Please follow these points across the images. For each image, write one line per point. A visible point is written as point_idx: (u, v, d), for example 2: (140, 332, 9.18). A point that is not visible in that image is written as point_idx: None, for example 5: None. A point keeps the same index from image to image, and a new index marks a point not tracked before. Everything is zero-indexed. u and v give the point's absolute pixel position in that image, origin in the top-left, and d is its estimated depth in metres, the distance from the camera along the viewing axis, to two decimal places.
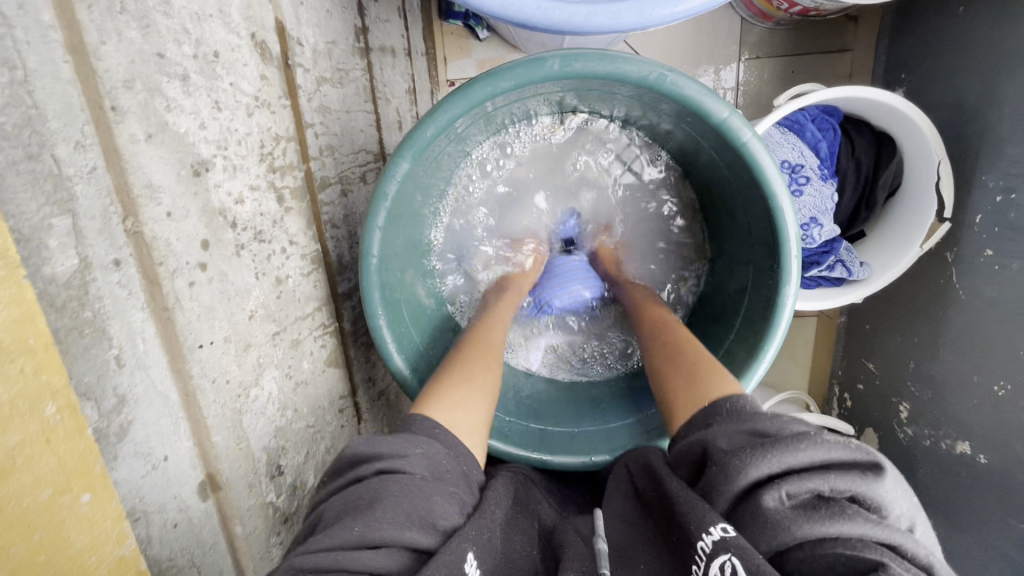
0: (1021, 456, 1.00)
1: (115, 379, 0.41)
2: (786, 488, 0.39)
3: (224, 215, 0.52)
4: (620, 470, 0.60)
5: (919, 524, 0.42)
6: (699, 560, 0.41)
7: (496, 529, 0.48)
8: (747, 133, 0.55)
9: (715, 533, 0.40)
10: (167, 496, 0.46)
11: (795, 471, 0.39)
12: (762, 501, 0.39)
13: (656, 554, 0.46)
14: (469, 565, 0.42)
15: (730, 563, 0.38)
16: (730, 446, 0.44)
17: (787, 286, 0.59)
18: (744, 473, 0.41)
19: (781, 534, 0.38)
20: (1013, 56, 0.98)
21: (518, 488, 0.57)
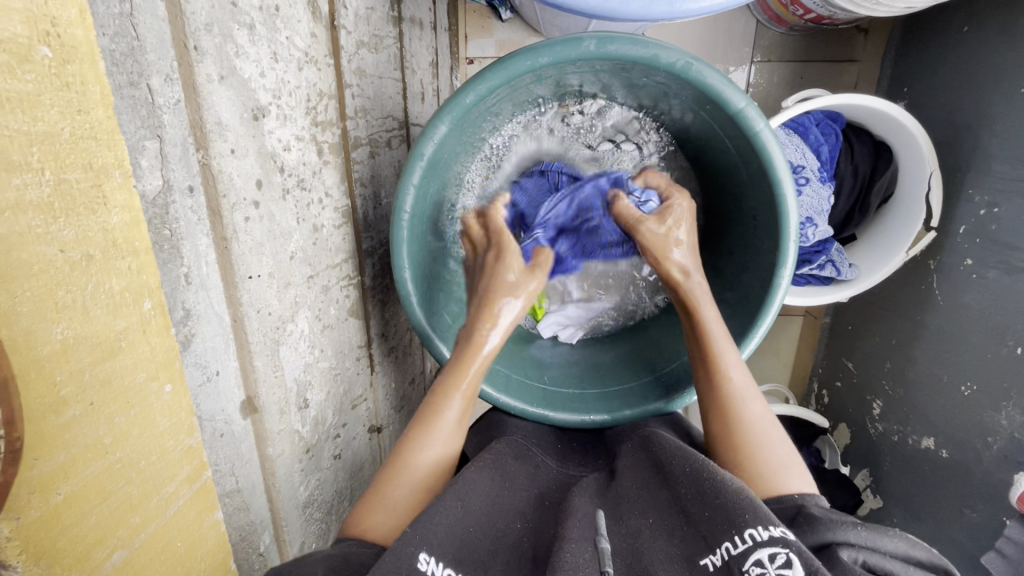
0: (979, 451, 1.08)
1: (184, 294, 0.46)
2: (863, 558, 0.48)
3: (274, 159, 0.56)
4: (637, 446, 0.67)
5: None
6: (740, 540, 0.47)
7: (460, 520, 0.54)
8: (760, 124, 0.60)
9: (773, 531, 0.47)
10: (217, 408, 0.51)
11: (875, 551, 0.49)
12: (839, 554, 0.48)
13: (680, 521, 0.53)
14: (422, 562, 0.48)
15: (786, 556, 0.44)
16: (822, 514, 0.52)
17: (784, 267, 0.64)
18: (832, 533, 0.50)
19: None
20: (1008, 79, 1.04)
21: (503, 464, 0.63)
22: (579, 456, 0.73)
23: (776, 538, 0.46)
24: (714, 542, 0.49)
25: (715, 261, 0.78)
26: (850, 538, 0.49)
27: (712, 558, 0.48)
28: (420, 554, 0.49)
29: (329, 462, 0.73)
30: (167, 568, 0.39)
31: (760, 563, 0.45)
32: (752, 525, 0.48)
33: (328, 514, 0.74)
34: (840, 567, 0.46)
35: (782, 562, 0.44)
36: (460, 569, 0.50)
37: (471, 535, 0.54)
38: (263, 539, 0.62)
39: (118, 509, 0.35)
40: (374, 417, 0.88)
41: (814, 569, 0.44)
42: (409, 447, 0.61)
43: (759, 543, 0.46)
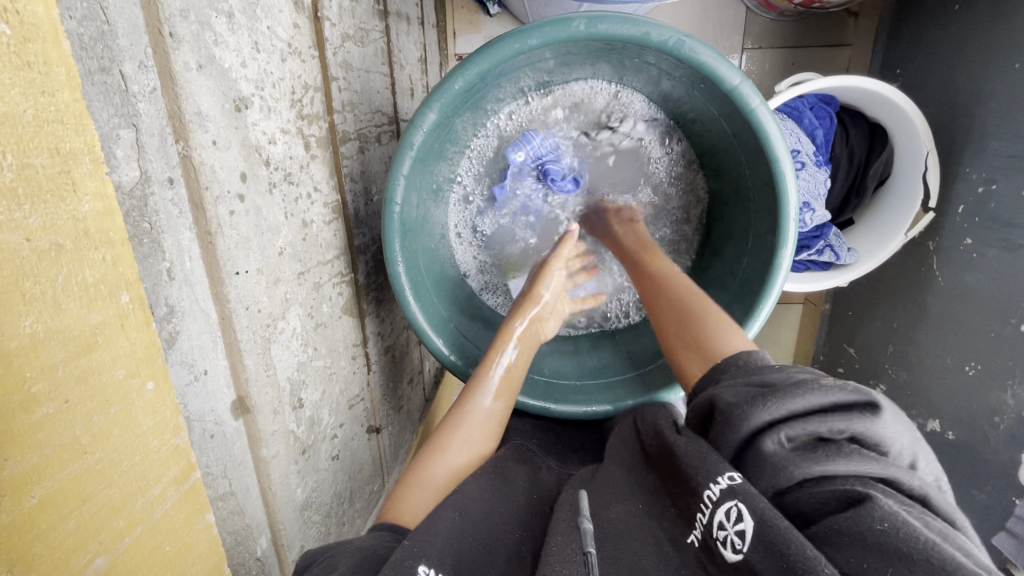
0: (987, 432, 1.06)
1: (167, 289, 0.44)
2: (785, 433, 0.42)
3: (259, 152, 0.54)
4: (627, 430, 0.65)
5: (852, 420, 0.41)
6: (705, 506, 0.45)
7: (460, 528, 0.51)
8: (755, 100, 0.58)
9: (723, 482, 0.44)
10: (206, 408, 0.49)
11: (791, 417, 0.43)
12: (763, 443, 0.43)
13: (664, 502, 0.51)
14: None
15: (738, 509, 0.42)
16: (732, 399, 0.48)
17: (785, 248, 0.63)
18: (750, 419, 0.45)
19: (782, 473, 0.42)
20: (1002, 55, 1.03)
21: (502, 469, 0.60)
22: (580, 451, 0.71)
23: (727, 490, 0.43)
24: (691, 517, 0.46)
25: (714, 245, 0.76)
26: (762, 416, 0.44)
27: (694, 535, 0.46)
28: (420, 566, 0.46)
29: (327, 463, 0.71)
30: (157, 574, 0.38)
31: (722, 524, 0.42)
32: (708, 485, 0.45)
33: (328, 517, 0.72)
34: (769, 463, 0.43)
35: (735, 517, 0.41)
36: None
37: (469, 546, 0.50)
38: (261, 543, 0.59)
39: (99, 513, 0.33)
40: (372, 417, 0.87)
41: (765, 514, 0.40)
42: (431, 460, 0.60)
43: (716, 503, 0.43)
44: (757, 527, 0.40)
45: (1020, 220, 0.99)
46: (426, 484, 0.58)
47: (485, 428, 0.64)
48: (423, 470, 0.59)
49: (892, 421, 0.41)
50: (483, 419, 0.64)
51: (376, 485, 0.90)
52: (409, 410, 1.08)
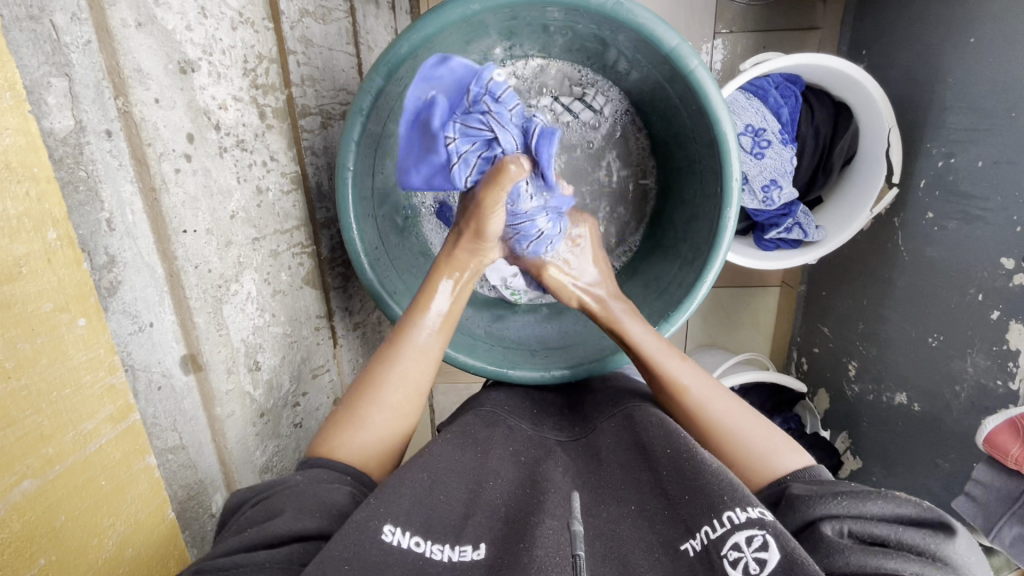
0: (948, 401, 1.08)
1: (106, 240, 0.46)
2: (845, 525, 0.47)
3: (208, 116, 0.55)
4: (621, 423, 0.63)
5: (918, 533, 0.45)
6: (719, 523, 0.46)
7: (427, 492, 0.52)
8: (694, 62, 0.60)
9: (751, 512, 0.45)
10: (151, 359, 0.51)
11: (862, 517, 0.47)
12: (821, 530, 0.47)
13: (660, 505, 0.51)
14: (388, 534, 0.46)
15: (763, 538, 0.43)
16: (803, 492, 0.51)
17: (729, 209, 0.64)
18: (813, 509, 0.49)
19: (838, 556, 0.45)
20: (958, 30, 1.05)
21: (473, 436, 0.60)
22: (551, 414, 0.71)
23: (753, 520, 0.45)
24: (693, 526, 0.47)
25: (669, 214, 0.78)
26: (831, 510, 0.48)
27: (691, 543, 0.46)
28: (386, 526, 0.47)
29: (288, 430, 0.72)
30: (87, 506, 0.39)
31: (738, 547, 0.44)
32: (731, 508, 0.46)
33: None
34: (824, 543, 0.46)
35: (759, 544, 0.43)
36: (429, 537, 0.48)
37: (443, 503, 0.51)
38: (215, 501, 0.60)
39: (26, 437, 0.35)
40: (340, 390, 0.88)
41: (793, 551, 0.42)
42: (365, 398, 0.59)
43: (737, 526, 0.45)
44: (783, 560, 0.42)
45: (976, 191, 1.01)
46: (356, 423, 0.58)
47: (417, 360, 0.62)
48: (358, 406, 0.59)
49: (964, 544, 0.45)
50: (415, 352, 0.62)
51: None
52: None
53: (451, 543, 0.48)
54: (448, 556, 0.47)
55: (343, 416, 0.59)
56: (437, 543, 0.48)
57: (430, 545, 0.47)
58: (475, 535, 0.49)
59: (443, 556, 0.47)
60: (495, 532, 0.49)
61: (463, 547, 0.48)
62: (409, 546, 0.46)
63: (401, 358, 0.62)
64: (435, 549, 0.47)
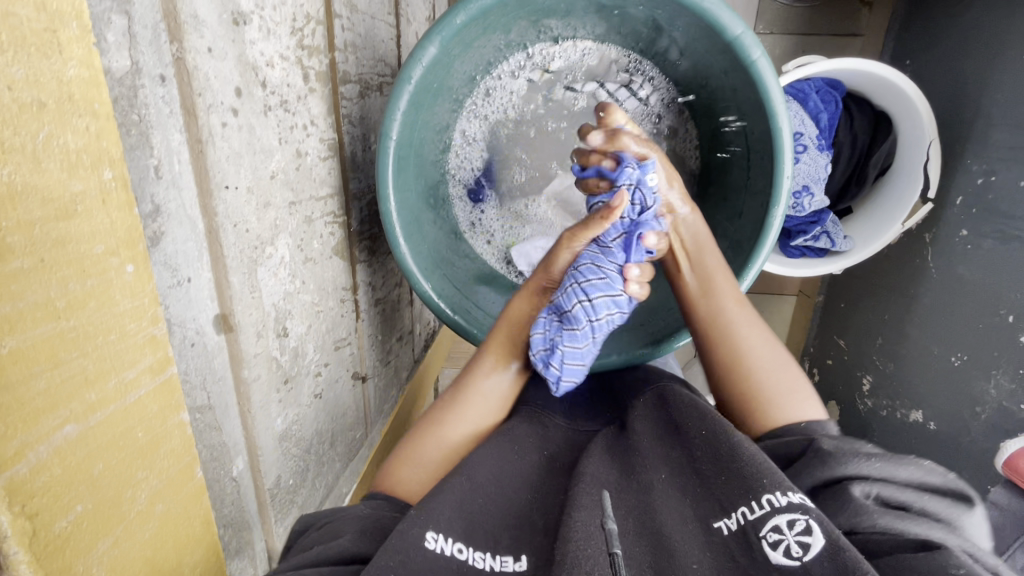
0: (967, 421, 1.07)
1: (153, 187, 0.43)
2: (875, 490, 0.46)
3: (256, 72, 0.54)
4: (652, 403, 0.63)
5: (944, 504, 0.46)
6: (757, 506, 0.45)
7: (470, 492, 0.52)
8: (756, 52, 0.58)
9: (791, 495, 0.44)
10: (188, 314, 0.48)
11: (889, 482, 0.47)
12: (849, 490, 0.46)
13: (695, 486, 0.51)
14: (429, 541, 0.46)
15: (806, 522, 0.42)
16: (832, 448, 0.50)
17: (777, 207, 0.63)
18: (844, 466, 0.48)
19: (862, 517, 0.44)
20: (1011, 45, 1.02)
21: (509, 433, 0.60)
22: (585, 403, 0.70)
23: (794, 503, 0.44)
24: (731, 505, 0.47)
25: (708, 211, 0.76)
26: (861, 469, 0.47)
27: (725, 520, 0.47)
28: (428, 533, 0.47)
29: (309, 400, 0.71)
30: (125, 458, 0.37)
31: (779, 528, 0.43)
32: (770, 492, 0.45)
33: (307, 453, 0.73)
34: (851, 505, 0.45)
35: (801, 528, 0.42)
36: (471, 544, 0.48)
37: (482, 507, 0.51)
38: (237, 464, 0.59)
39: (73, 380, 0.33)
40: (358, 365, 0.87)
41: (835, 535, 0.41)
42: (426, 437, 0.62)
43: (777, 509, 0.44)
44: (827, 544, 0.41)
45: (1016, 212, 0.99)
46: (416, 461, 0.61)
47: (479, 408, 0.64)
48: (418, 446, 0.62)
49: (978, 521, 0.46)
50: (480, 398, 0.65)
51: (360, 433, 0.91)
52: (397, 368, 1.08)
53: (491, 550, 0.48)
54: (491, 565, 0.47)
55: (406, 451, 0.62)
56: (479, 551, 0.48)
57: (472, 552, 0.48)
58: (513, 546, 0.49)
59: (486, 565, 0.47)
60: (536, 542, 0.49)
61: (504, 557, 0.48)
62: (452, 554, 0.47)
63: (467, 406, 0.64)
64: (477, 556, 0.47)
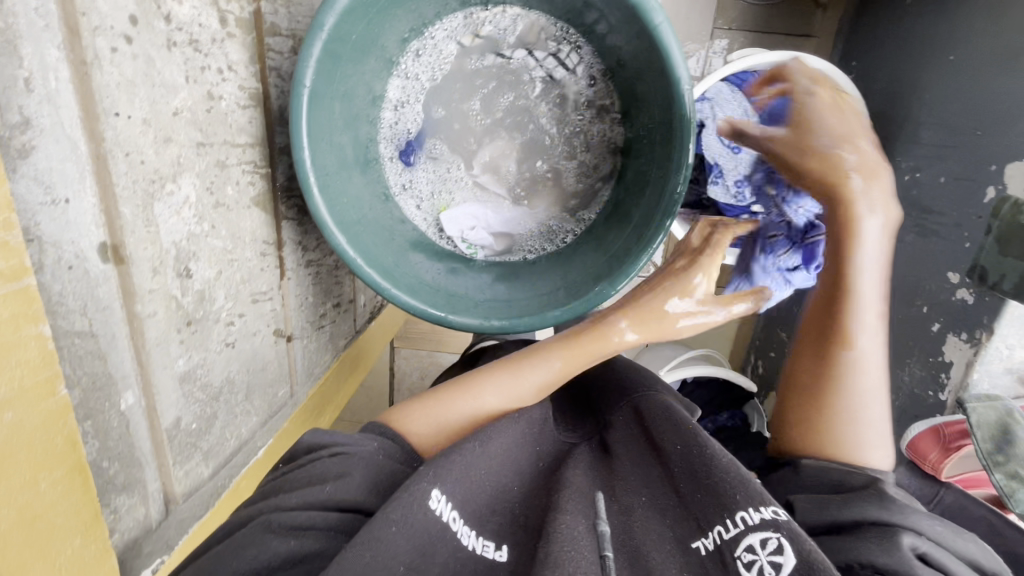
0: (884, 408, 1.12)
1: (21, 99, 0.43)
2: (922, 544, 0.50)
3: (157, 4, 0.54)
4: (633, 423, 0.64)
5: (944, 557, 0.50)
6: (732, 523, 0.48)
7: (469, 476, 0.55)
8: (659, 17, 0.60)
9: (764, 513, 0.47)
10: (65, 235, 0.48)
11: (935, 543, 0.51)
12: (901, 538, 0.50)
13: (671, 501, 0.53)
14: (433, 501, 0.50)
15: (777, 541, 0.45)
16: (903, 505, 0.55)
17: (680, 173, 0.65)
18: (907, 519, 0.53)
19: (899, 561, 0.48)
20: (940, 48, 1.06)
21: (519, 428, 0.63)
22: (574, 415, 0.74)
23: (767, 520, 0.47)
24: (706, 523, 0.49)
25: (628, 182, 0.78)
26: (918, 525, 0.52)
27: (702, 541, 0.48)
28: (433, 490, 0.51)
29: (218, 347, 0.71)
30: None
31: (752, 548, 0.45)
32: (744, 508, 0.48)
33: (216, 402, 0.73)
34: (897, 547, 0.49)
35: (773, 547, 0.45)
36: (464, 519, 0.52)
37: (477, 490, 0.55)
38: (126, 398, 0.58)
39: None
40: (282, 322, 0.87)
41: (809, 554, 0.44)
42: (458, 399, 0.71)
43: (750, 527, 0.46)
44: (797, 564, 0.44)
45: (935, 207, 1.04)
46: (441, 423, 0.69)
47: (515, 390, 0.72)
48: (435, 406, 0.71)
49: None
50: (525, 376, 0.73)
51: (283, 392, 0.91)
52: (334, 334, 1.08)
53: (477, 531, 0.52)
54: (473, 544, 0.50)
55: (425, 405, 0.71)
56: (467, 528, 0.51)
57: (462, 526, 0.51)
58: (495, 534, 0.52)
59: (470, 544, 0.50)
60: (516, 537, 0.52)
61: (487, 543, 0.51)
62: (446, 521, 0.50)
63: (514, 385, 0.72)
64: (465, 532, 0.51)
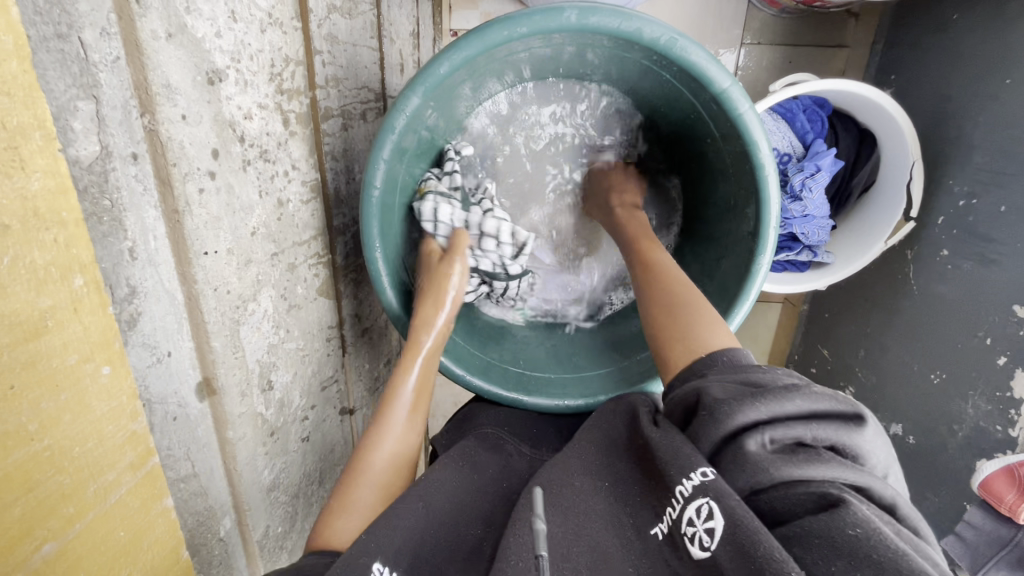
0: (945, 438, 1.10)
1: (128, 270, 0.44)
2: (770, 435, 0.42)
3: (233, 128, 0.52)
4: (597, 419, 0.61)
5: (836, 428, 0.42)
6: (676, 501, 0.44)
7: (421, 521, 0.51)
8: (744, 106, 0.58)
9: (696, 478, 0.43)
10: (168, 390, 0.49)
11: (780, 420, 0.43)
12: (745, 445, 0.43)
13: (634, 491, 0.49)
14: (379, 571, 0.45)
15: (708, 506, 0.41)
16: (724, 396, 0.46)
17: (763, 256, 0.63)
18: (735, 417, 0.44)
19: (763, 473, 0.41)
20: (993, 69, 1.02)
21: (468, 455, 0.63)
22: (555, 436, 0.70)
23: (699, 487, 0.42)
24: (661, 509, 0.45)
25: (693, 249, 0.76)
26: (751, 416, 0.43)
27: (661, 526, 0.45)
28: (380, 561, 0.45)
29: (297, 445, 0.71)
30: (108, 560, 0.40)
31: (690, 521, 0.41)
32: (679, 481, 0.44)
33: (296, 498, 0.73)
34: (750, 462, 0.42)
35: (706, 514, 0.40)
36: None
37: (429, 536, 0.51)
38: (224, 524, 0.59)
39: (49, 498, 0.35)
40: (345, 399, 0.86)
41: (736, 512, 0.39)
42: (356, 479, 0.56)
43: (687, 500, 0.42)
44: (727, 526, 0.39)
45: (997, 236, 1.00)
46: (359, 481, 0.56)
47: (410, 411, 0.61)
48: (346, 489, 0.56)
49: (873, 436, 0.43)
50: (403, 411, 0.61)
51: None
52: None
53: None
54: None
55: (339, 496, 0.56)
56: None
57: None
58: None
59: None
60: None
61: None
62: None
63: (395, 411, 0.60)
64: None
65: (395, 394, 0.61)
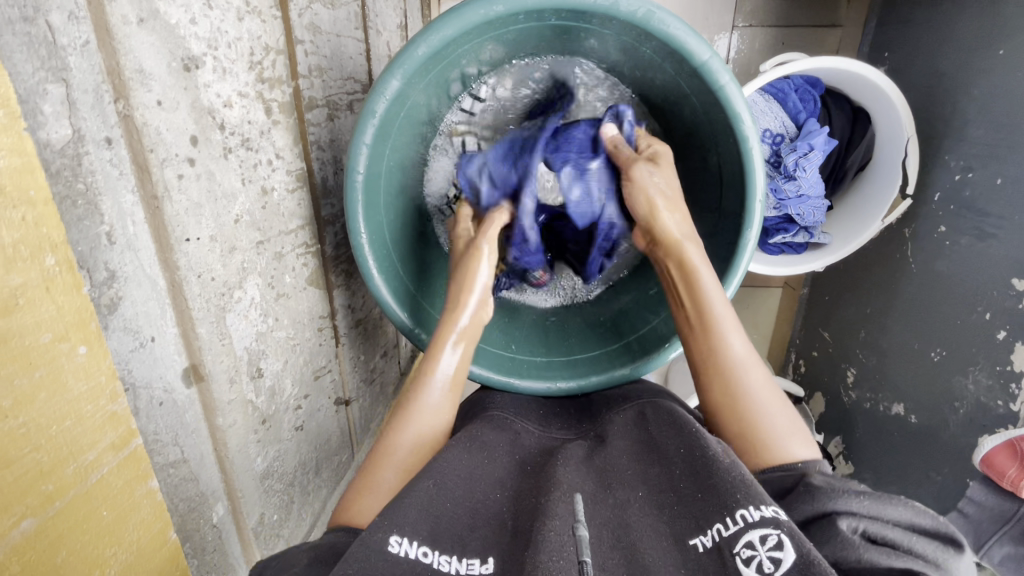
0: (947, 416, 1.09)
1: (105, 253, 0.44)
2: (864, 525, 0.44)
3: (212, 115, 0.52)
4: (631, 418, 0.62)
5: (937, 549, 0.44)
6: (731, 521, 0.44)
7: (435, 497, 0.50)
8: (724, 77, 0.58)
9: (764, 510, 0.44)
10: (153, 374, 0.50)
11: (878, 518, 0.45)
12: (836, 524, 0.45)
13: (670, 501, 0.49)
14: (394, 545, 0.45)
15: (777, 537, 0.42)
16: (823, 483, 0.48)
17: (749, 229, 0.62)
18: (835, 502, 0.46)
19: (849, 551, 0.43)
20: (986, 40, 1.00)
21: (478, 437, 0.58)
22: (561, 416, 0.69)
23: (766, 518, 0.43)
24: (705, 523, 0.46)
25: None
26: (851, 506, 0.46)
27: (701, 539, 0.45)
28: (394, 537, 0.45)
29: (290, 433, 0.71)
30: (89, 538, 0.41)
31: (751, 545, 0.42)
32: (744, 506, 0.44)
33: (291, 486, 0.73)
34: (839, 539, 0.44)
35: (773, 543, 0.41)
36: (437, 548, 0.46)
37: (448, 512, 0.50)
38: (217, 510, 0.60)
39: (26, 474, 0.35)
40: (340, 389, 0.87)
41: (808, 552, 0.41)
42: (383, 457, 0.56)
43: (750, 524, 0.43)
44: (797, 560, 0.40)
45: (994, 209, 0.99)
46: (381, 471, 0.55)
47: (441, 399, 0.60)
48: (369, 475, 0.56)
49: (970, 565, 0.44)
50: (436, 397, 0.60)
51: (346, 455, 0.91)
52: (383, 383, 1.08)
53: (457, 555, 0.47)
54: (456, 569, 0.46)
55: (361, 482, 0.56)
56: (444, 554, 0.46)
57: (439, 555, 0.46)
58: (480, 549, 0.47)
59: (453, 570, 0.46)
60: (503, 545, 0.48)
61: (470, 560, 0.46)
62: (416, 558, 0.45)
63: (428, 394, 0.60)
64: (443, 560, 0.46)
65: (427, 379, 0.60)
